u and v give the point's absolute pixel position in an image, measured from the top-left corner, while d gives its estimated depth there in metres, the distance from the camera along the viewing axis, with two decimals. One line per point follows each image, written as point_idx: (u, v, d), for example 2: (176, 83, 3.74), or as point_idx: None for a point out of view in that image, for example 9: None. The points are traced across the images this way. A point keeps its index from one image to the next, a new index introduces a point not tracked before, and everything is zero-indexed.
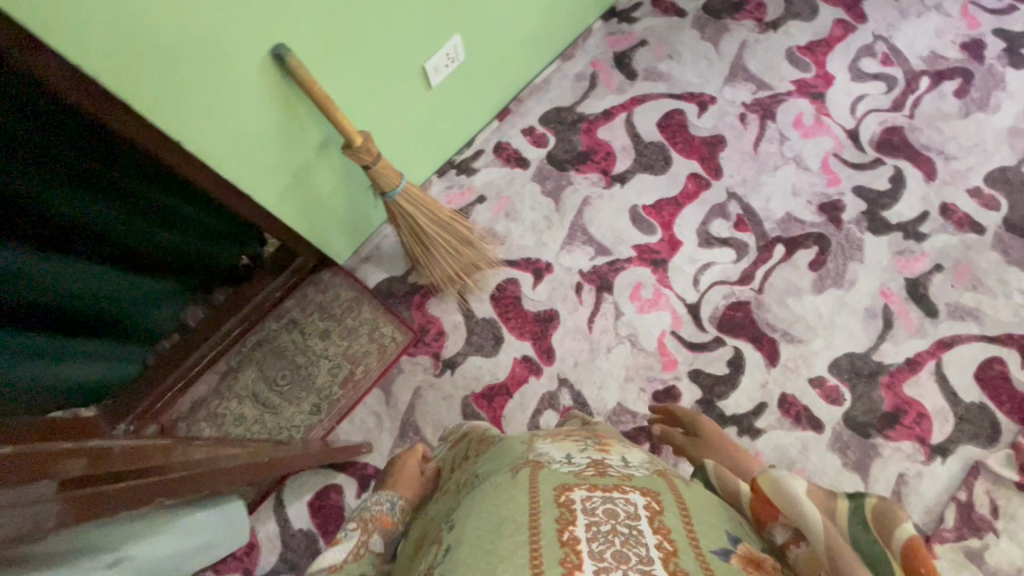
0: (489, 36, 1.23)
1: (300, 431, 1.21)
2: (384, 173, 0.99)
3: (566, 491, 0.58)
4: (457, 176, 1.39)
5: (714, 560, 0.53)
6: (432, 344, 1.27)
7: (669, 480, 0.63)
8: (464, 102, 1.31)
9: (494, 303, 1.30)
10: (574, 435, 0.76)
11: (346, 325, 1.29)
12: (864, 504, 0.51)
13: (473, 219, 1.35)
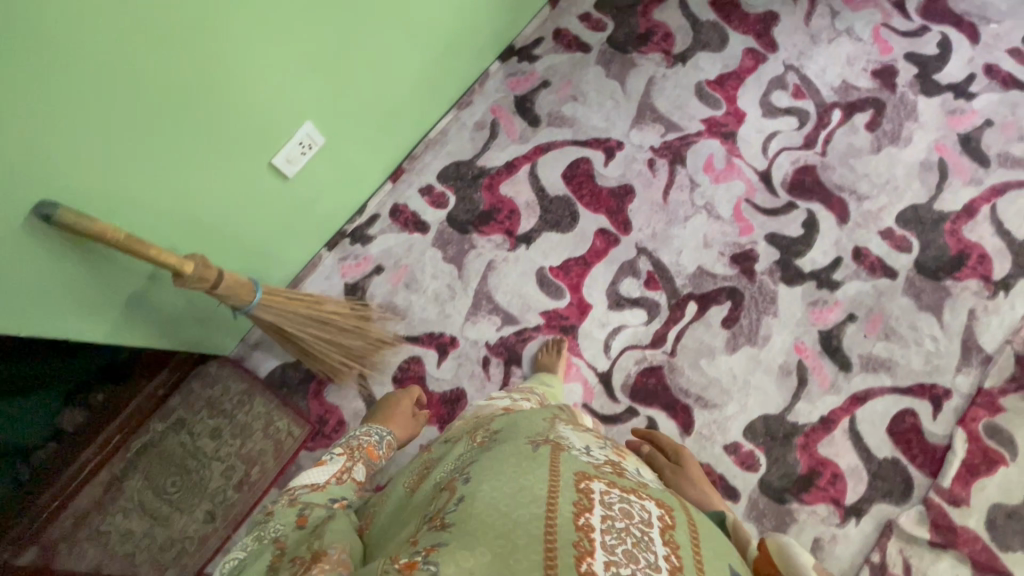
0: (354, 111, 1.13)
1: (193, 542, 1.16)
2: (232, 288, 0.88)
3: (589, 481, 0.66)
4: (351, 246, 1.30)
5: (706, 549, 0.62)
6: (332, 435, 1.21)
7: (682, 502, 0.70)
8: (335, 181, 1.20)
9: (397, 384, 1.23)
10: (593, 435, 0.84)
11: (238, 422, 1.23)
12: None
13: (370, 293, 1.27)
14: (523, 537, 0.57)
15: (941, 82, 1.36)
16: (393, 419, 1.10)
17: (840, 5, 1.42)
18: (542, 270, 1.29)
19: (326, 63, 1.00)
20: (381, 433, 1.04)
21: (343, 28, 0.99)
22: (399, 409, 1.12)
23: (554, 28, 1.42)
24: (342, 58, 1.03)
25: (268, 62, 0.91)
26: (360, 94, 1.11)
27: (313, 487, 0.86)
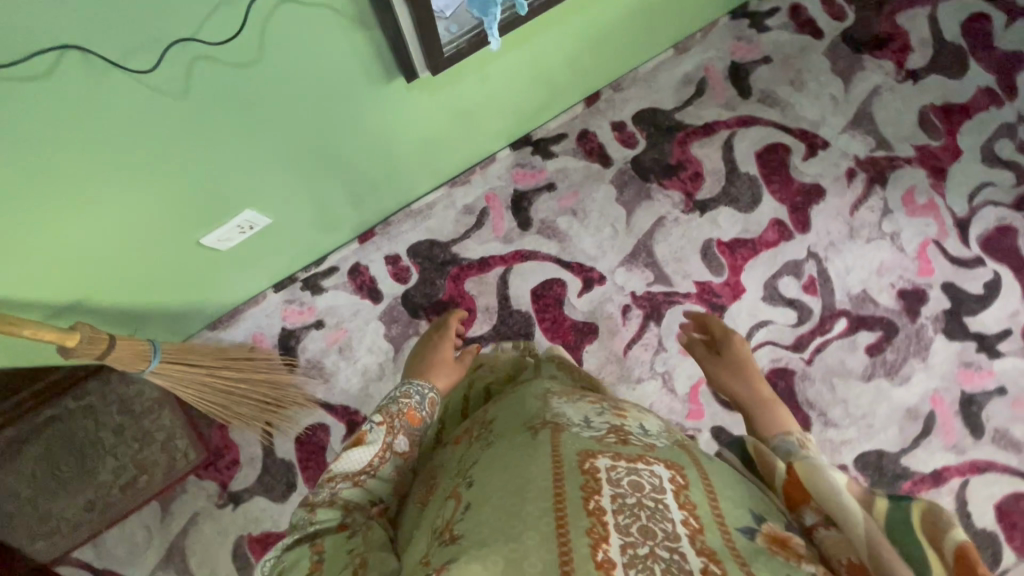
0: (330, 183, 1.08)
1: (68, 525, 1.21)
2: (123, 356, 0.86)
3: (592, 458, 0.58)
4: (300, 292, 1.27)
5: (740, 538, 0.54)
6: (223, 472, 1.23)
7: (692, 456, 0.63)
8: (278, 250, 1.17)
9: (297, 445, 1.23)
10: (595, 397, 0.74)
11: (144, 428, 1.24)
12: (914, 506, 0.56)
13: (303, 346, 1.25)
14: (525, 543, 0.51)
15: (969, 327, 1.21)
16: (432, 373, 0.96)
17: (896, 203, 1.26)
18: None
19: (277, 165, 0.96)
20: (422, 395, 0.88)
21: (300, 140, 0.94)
22: (438, 360, 1.00)
23: (581, 128, 1.31)
24: (303, 155, 0.97)
25: (202, 166, 0.87)
26: (316, 186, 1.07)
27: (353, 482, 0.75)
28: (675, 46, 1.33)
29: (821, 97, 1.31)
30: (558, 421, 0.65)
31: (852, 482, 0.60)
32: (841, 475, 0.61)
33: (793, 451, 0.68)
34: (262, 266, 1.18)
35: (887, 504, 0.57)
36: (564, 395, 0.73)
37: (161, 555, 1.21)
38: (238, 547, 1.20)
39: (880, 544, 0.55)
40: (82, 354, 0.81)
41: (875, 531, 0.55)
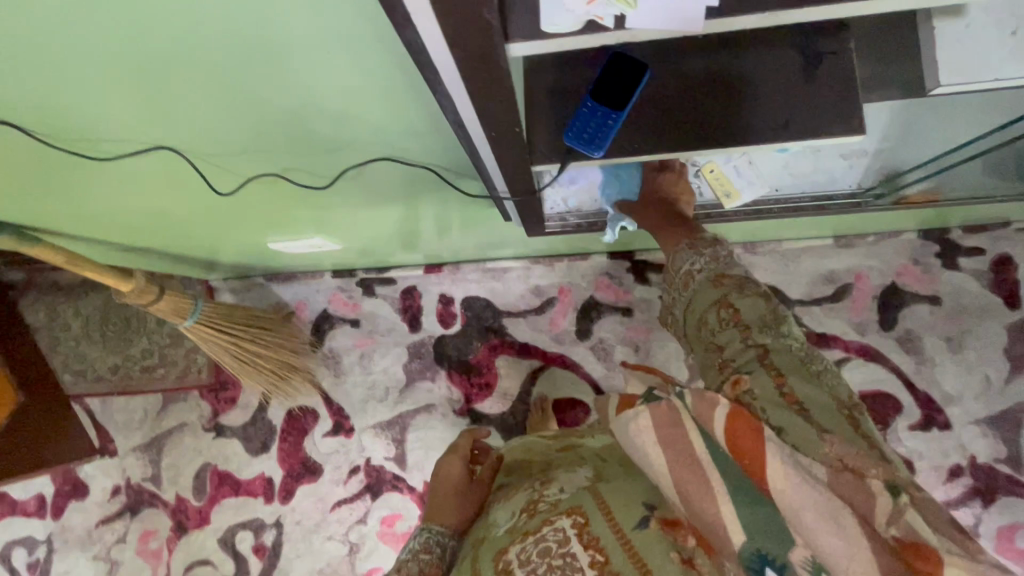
0: (411, 222, 1.08)
1: (90, 374, 1.33)
2: (168, 307, 1.00)
3: (505, 556, 0.67)
4: (354, 286, 1.31)
5: (636, 539, 0.61)
6: (219, 402, 1.34)
7: (593, 487, 0.70)
8: (341, 256, 1.23)
9: (286, 417, 1.30)
10: (524, 483, 0.81)
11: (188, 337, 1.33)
12: (688, 400, 0.56)
13: (334, 334, 1.30)
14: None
15: None
16: (440, 513, 0.88)
17: (987, 531, 1.05)
18: None
19: (354, 216, 1.01)
20: (442, 542, 0.85)
21: (382, 207, 0.98)
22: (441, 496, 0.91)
23: None
24: (405, 204, 0.97)
25: (288, 207, 0.93)
26: (385, 231, 1.11)
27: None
28: (837, 237, 1.16)
29: (972, 373, 1.09)
30: (484, 534, 0.76)
31: (659, 459, 0.55)
32: (658, 449, 0.55)
33: (688, 263, 0.75)
34: (324, 259, 1.24)
35: (681, 411, 0.55)
36: (502, 493, 0.85)
37: (145, 439, 1.36)
38: (203, 470, 1.32)
39: (688, 490, 0.54)
40: (136, 297, 0.93)
41: (693, 467, 0.54)
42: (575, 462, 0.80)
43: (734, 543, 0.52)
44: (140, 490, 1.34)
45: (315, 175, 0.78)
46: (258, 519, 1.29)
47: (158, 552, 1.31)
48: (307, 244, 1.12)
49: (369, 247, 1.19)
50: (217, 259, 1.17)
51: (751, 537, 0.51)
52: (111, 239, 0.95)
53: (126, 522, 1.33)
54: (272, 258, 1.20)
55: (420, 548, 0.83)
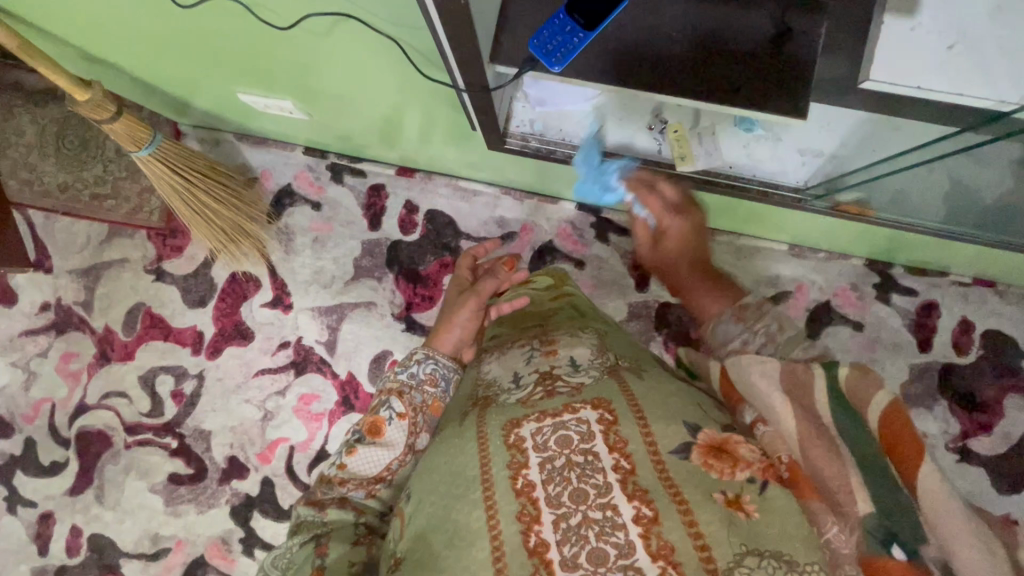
0: (391, 117, 1.06)
1: (36, 187, 1.27)
2: (128, 131, 0.98)
3: (518, 430, 0.64)
4: (323, 168, 1.30)
5: (673, 466, 0.58)
6: (165, 249, 1.34)
7: (620, 386, 0.68)
8: (313, 131, 1.20)
9: (229, 279, 1.31)
10: (522, 339, 0.87)
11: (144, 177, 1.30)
12: (842, 375, 0.56)
13: (293, 211, 1.30)
14: (468, 525, 0.58)
15: None
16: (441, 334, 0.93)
17: None
18: (387, 354, 1.27)
19: (325, 89, 0.97)
20: (447, 375, 0.88)
21: (358, 88, 0.95)
22: (450, 324, 0.94)
23: None
24: (385, 93, 0.96)
25: (258, 58, 0.89)
26: (358, 116, 1.08)
27: (367, 490, 0.77)
28: (792, 245, 1.20)
29: None
30: (492, 399, 0.75)
31: (783, 402, 0.57)
32: (783, 395, 0.57)
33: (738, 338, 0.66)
34: (296, 130, 1.21)
35: (822, 381, 0.56)
36: (492, 353, 0.88)
37: (83, 265, 1.35)
38: (136, 309, 1.33)
39: (811, 444, 0.55)
40: (96, 111, 0.91)
41: (823, 436, 0.55)
42: (575, 332, 0.85)
43: (858, 512, 0.52)
44: (69, 312, 1.35)
45: (291, 25, 0.75)
46: (182, 367, 1.32)
47: (77, 374, 1.34)
48: (283, 111, 1.09)
49: (347, 133, 1.17)
50: (191, 104, 1.14)
51: (876, 512, 0.51)
52: (77, 45, 0.92)
53: (50, 339, 1.35)
54: (245, 117, 1.17)
55: (426, 378, 0.86)
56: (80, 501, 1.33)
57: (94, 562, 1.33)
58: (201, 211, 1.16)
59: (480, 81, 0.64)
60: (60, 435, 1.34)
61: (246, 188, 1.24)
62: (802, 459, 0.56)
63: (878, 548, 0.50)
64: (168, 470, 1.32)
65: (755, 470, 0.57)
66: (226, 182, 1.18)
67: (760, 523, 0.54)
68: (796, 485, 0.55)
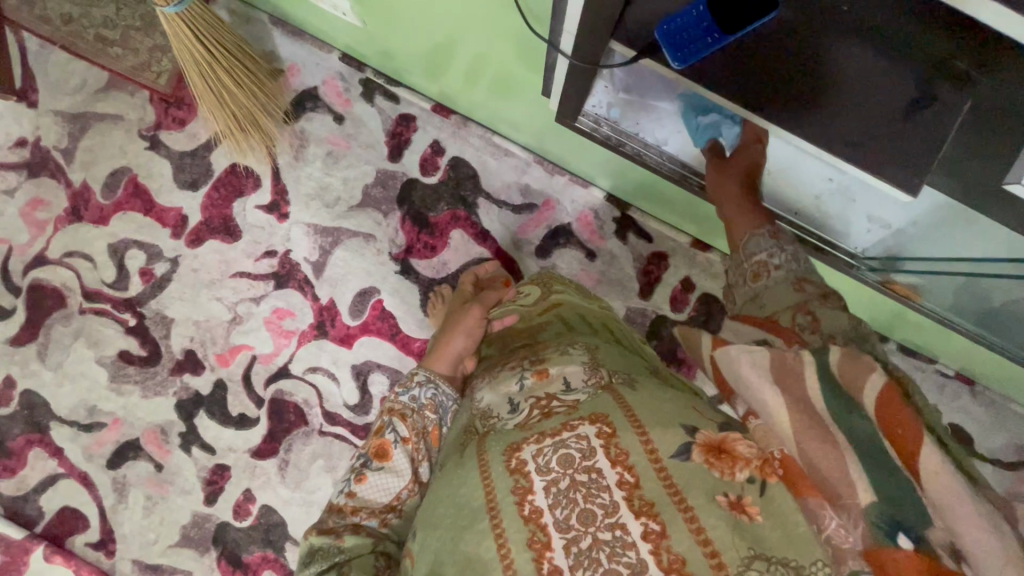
0: (446, 49, 0.98)
1: (36, 11, 1.14)
2: None
3: (518, 454, 0.67)
4: (355, 81, 1.21)
5: (677, 471, 0.60)
6: (167, 118, 1.24)
7: (614, 396, 0.70)
8: (356, 39, 1.11)
9: (229, 169, 1.24)
10: (511, 361, 0.89)
11: (160, 35, 1.18)
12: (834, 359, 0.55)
13: (313, 117, 1.21)
14: (479, 555, 0.61)
15: None
16: (439, 355, 0.98)
17: None
18: (374, 291, 1.23)
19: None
20: (445, 402, 0.93)
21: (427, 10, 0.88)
22: (448, 342, 0.99)
23: (664, 250, 1.20)
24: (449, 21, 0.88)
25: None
26: (411, 40, 1.00)
27: (381, 519, 0.82)
28: None
29: None
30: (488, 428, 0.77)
31: (775, 396, 0.55)
32: (774, 388, 0.55)
33: (765, 252, 0.71)
34: (337, 30, 1.10)
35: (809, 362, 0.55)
36: (478, 377, 0.94)
37: (72, 110, 1.24)
38: (121, 174, 1.24)
39: (805, 437, 0.53)
40: None
41: (823, 429, 0.53)
42: (565, 345, 0.86)
43: (860, 504, 0.51)
44: (47, 156, 1.24)
45: None
46: (157, 247, 1.25)
47: (42, 224, 1.25)
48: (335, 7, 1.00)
49: (396, 52, 1.09)
50: None
51: (878, 501, 0.50)
52: None
53: (20, 179, 1.24)
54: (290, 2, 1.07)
55: (427, 403, 0.91)
56: (21, 353, 1.27)
57: (24, 417, 1.28)
58: (219, 93, 1.06)
59: (594, 56, 0.62)
60: (12, 282, 1.26)
61: (269, 78, 1.15)
62: (799, 455, 0.54)
63: (884, 537, 0.49)
64: (120, 347, 1.27)
65: (753, 469, 0.58)
66: (246, 64, 1.08)
67: (761, 525, 0.56)
68: (792, 480, 0.55)
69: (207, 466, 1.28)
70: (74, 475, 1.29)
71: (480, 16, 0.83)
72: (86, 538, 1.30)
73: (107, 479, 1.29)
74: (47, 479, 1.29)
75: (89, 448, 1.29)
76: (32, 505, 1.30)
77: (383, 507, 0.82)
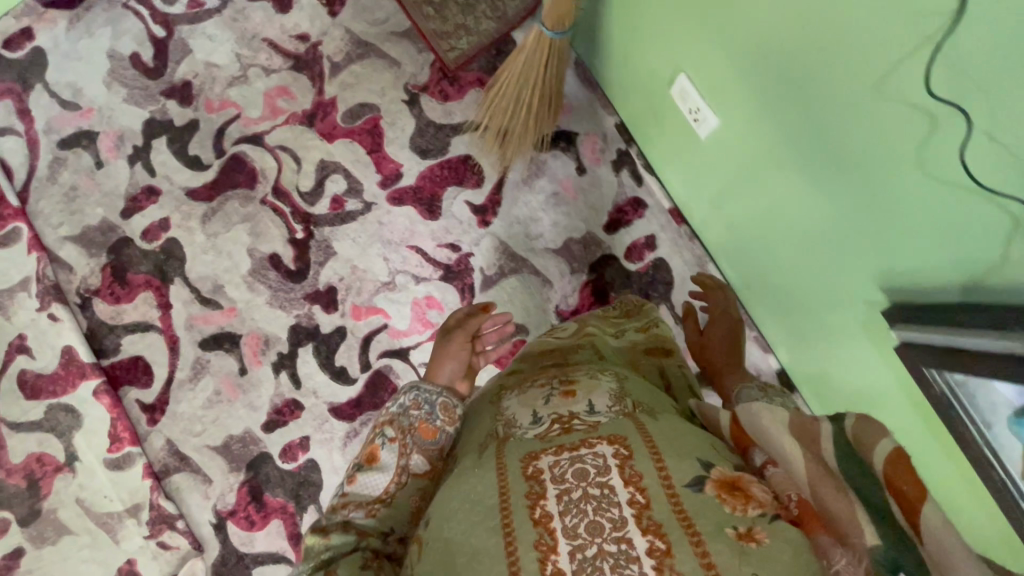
0: (749, 212, 1.02)
1: None
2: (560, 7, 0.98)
3: (535, 462, 0.65)
4: (616, 147, 1.25)
5: (688, 500, 0.60)
6: (434, 85, 1.28)
7: (636, 422, 0.69)
8: (665, 126, 1.11)
9: (461, 157, 1.26)
10: (541, 377, 0.83)
11: (471, 17, 1.26)
12: (845, 426, 0.64)
13: (560, 157, 1.25)
14: (487, 549, 0.59)
15: None
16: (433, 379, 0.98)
17: None
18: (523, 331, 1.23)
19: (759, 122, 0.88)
20: (430, 398, 0.86)
21: (801, 163, 0.85)
22: (435, 368, 0.98)
23: None
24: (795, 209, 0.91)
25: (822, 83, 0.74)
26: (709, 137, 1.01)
27: (368, 510, 0.79)
28: None
29: None
30: (506, 428, 0.75)
31: (793, 443, 0.65)
32: (790, 436, 0.66)
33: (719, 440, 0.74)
34: (623, 57, 1.11)
35: (827, 430, 0.65)
36: (512, 392, 0.84)
37: (363, 35, 1.29)
38: (368, 109, 1.28)
39: (818, 481, 0.62)
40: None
41: (833, 481, 0.62)
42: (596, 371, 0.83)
43: (866, 543, 0.57)
44: (317, 60, 1.29)
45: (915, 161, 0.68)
46: (361, 185, 1.28)
47: (278, 111, 1.30)
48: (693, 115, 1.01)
49: (691, 162, 1.10)
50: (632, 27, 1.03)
51: (878, 539, 0.57)
52: None
53: (284, 65, 1.30)
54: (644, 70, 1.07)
55: (411, 404, 0.86)
56: (190, 206, 1.30)
57: (156, 260, 1.30)
58: (515, 108, 1.17)
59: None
60: (222, 143, 1.30)
61: (557, 121, 1.23)
62: (813, 499, 0.62)
63: (882, 565, 0.56)
64: (276, 250, 1.28)
65: (764, 510, 0.60)
66: (550, 101, 1.18)
67: (768, 549, 0.56)
68: (803, 520, 0.60)
69: (284, 395, 1.27)
70: (165, 334, 1.30)
71: (870, 232, 0.79)
72: (140, 395, 1.29)
73: (191, 354, 1.29)
74: (140, 324, 1.30)
75: (194, 319, 1.29)
76: (113, 338, 1.30)
77: (373, 501, 0.80)
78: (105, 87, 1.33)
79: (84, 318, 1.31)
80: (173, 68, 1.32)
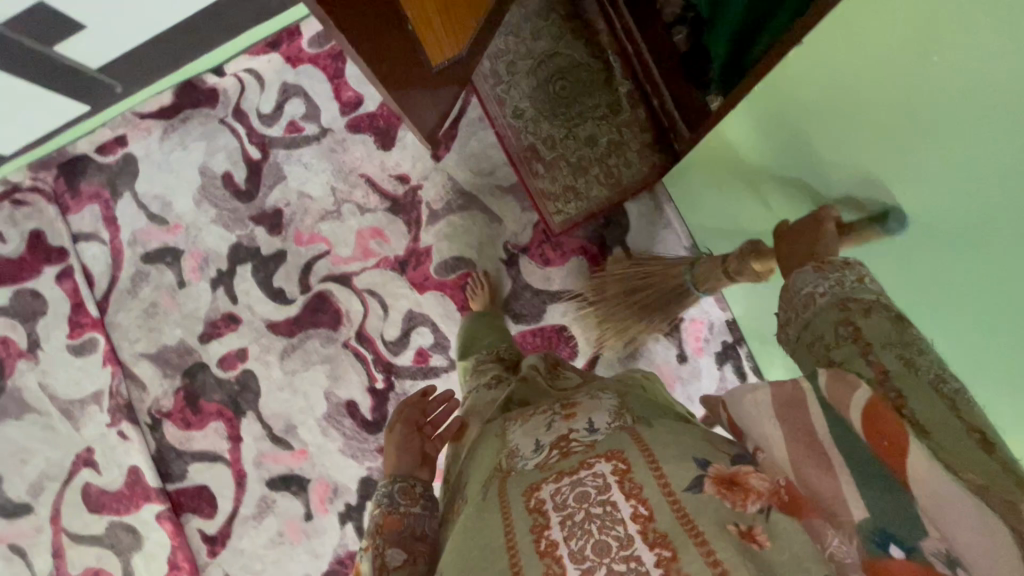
0: None
1: (499, 93, 1.20)
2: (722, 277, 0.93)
3: (539, 492, 0.59)
4: (723, 339, 1.17)
5: (690, 502, 0.53)
6: (536, 247, 1.23)
7: (632, 433, 0.63)
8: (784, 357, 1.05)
9: (555, 326, 1.21)
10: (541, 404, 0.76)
11: (582, 180, 1.19)
12: (821, 384, 0.50)
13: (662, 341, 1.18)
14: None
15: None
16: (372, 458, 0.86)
17: None
18: None
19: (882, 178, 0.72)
20: (388, 493, 0.77)
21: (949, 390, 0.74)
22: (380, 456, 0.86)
23: None
24: None
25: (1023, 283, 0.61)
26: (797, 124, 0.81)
27: None
28: None
29: None
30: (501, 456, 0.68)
31: (772, 425, 0.53)
32: (776, 423, 0.53)
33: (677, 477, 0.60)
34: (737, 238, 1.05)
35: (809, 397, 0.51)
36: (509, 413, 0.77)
37: (465, 185, 1.23)
38: (463, 263, 1.23)
39: (802, 459, 0.52)
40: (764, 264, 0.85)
41: (814, 452, 0.51)
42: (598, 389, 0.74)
43: (851, 519, 0.49)
44: (415, 205, 1.24)
45: None
46: (447, 342, 1.23)
47: (370, 253, 1.25)
48: None
49: None
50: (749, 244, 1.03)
51: (870, 517, 0.48)
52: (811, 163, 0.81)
53: (380, 206, 1.25)
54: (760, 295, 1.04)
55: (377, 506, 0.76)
56: (269, 340, 1.27)
57: (230, 390, 1.27)
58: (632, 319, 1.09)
59: None
60: (309, 279, 1.26)
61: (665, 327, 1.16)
62: (798, 480, 0.52)
63: (876, 549, 0.48)
64: (353, 397, 1.25)
65: (770, 500, 0.52)
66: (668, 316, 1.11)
67: (775, 558, 0.50)
68: (794, 506, 0.52)
69: (348, 547, 1.24)
70: (233, 467, 1.27)
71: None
72: (201, 525, 1.27)
73: (257, 491, 1.26)
74: (208, 453, 1.28)
75: (263, 456, 1.26)
76: (180, 464, 1.28)
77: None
78: (193, 204, 1.29)
79: (153, 439, 1.29)
80: (265, 194, 1.27)
